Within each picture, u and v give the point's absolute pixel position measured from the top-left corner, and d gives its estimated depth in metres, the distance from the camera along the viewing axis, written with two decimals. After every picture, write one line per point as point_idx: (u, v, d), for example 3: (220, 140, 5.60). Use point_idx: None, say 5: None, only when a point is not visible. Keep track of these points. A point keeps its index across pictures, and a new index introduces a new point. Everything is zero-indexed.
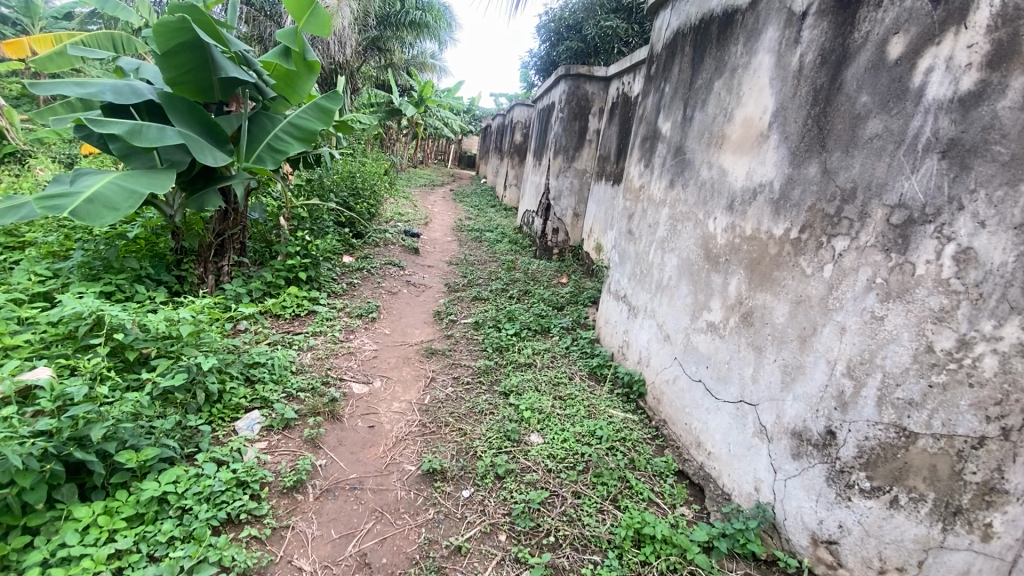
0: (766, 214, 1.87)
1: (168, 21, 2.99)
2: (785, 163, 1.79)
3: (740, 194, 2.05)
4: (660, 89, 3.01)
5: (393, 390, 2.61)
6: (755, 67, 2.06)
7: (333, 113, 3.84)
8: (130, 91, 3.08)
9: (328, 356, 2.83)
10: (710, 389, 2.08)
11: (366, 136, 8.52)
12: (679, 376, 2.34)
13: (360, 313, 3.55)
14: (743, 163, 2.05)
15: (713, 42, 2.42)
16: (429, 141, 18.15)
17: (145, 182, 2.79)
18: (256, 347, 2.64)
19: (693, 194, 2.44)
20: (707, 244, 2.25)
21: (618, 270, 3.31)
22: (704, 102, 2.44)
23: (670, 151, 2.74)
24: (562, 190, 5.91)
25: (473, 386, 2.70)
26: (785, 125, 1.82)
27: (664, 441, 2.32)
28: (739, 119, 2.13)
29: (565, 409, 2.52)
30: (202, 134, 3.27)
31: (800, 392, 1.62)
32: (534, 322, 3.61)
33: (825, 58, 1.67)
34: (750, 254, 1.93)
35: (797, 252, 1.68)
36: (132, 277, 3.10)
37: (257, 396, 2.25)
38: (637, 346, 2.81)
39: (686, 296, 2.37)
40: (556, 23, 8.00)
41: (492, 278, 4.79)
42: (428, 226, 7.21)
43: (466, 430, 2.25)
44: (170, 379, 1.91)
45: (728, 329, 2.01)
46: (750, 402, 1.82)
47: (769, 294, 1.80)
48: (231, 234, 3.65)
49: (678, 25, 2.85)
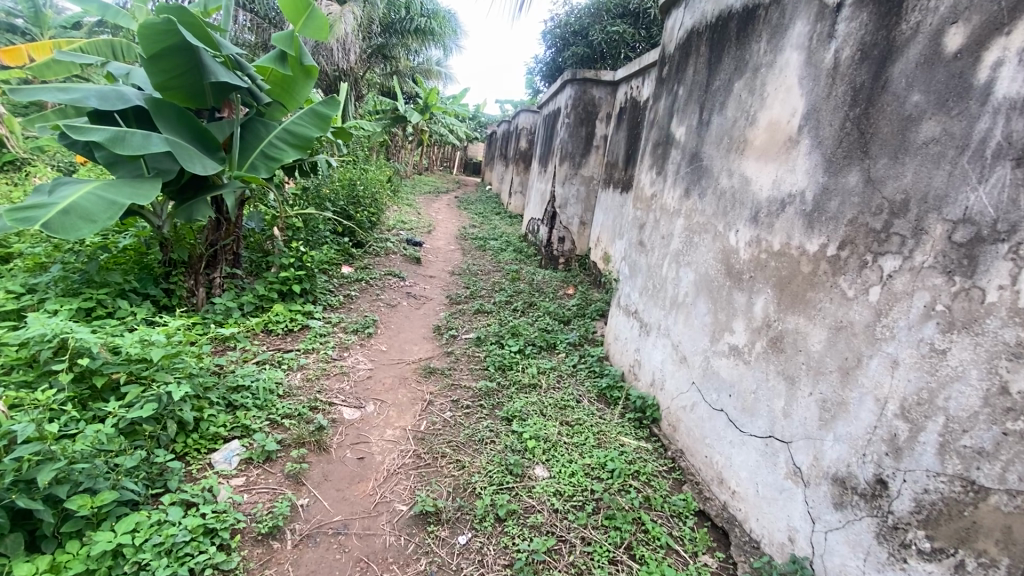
0: (797, 228, 1.68)
1: (154, 23, 2.83)
2: (820, 171, 1.60)
3: (765, 206, 1.86)
4: (672, 92, 2.84)
5: (387, 416, 2.42)
6: (781, 65, 1.87)
7: (330, 119, 3.69)
8: (115, 97, 2.93)
9: (319, 377, 2.64)
10: (734, 420, 1.89)
11: (369, 144, 8.40)
12: (698, 403, 2.15)
13: (355, 328, 3.37)
14: (768, 170, 1.86)
15: (732, 40, 2.23)
16: (434, 149, 18.06)
17: (127, 192, 2.64)
18: (242, 368, 2.48)
19: (711, 204, 2.24)
20: (729, 259, 2.06)
21: (628, 284, 3.12)
22: (722, 105, 2.26)
23: (685, 157, 2.55)
24: (568, 198, 5.73)
25: (472, 410, 2.50)
26: (818, 128, 1.63)
27: (681, 474, 2.13)
28: (763, 123, 1.94)
29: (572, 436, 2.32)
30: (192, 141, 3.13)
31: (842, 432, 1.42)
32: (539, 337, 3.42)
33: (866, 53, 1.48)
34: (779, 272, 1.74)
35: (837, 271, 1.49)
36: (115, 292, 2.94)
37: (238, 424, 2.07)
38: (650, 366, 2.62)
39: (705, 315, 2.18)
40: (562, 29, 7.86)
41: (496, 289, 4.61)
42: (431, 235, 7.05)
43: (465, 463, 2.06)
44: (138, 410, 1.75)
45: (754, 355, 1.82)
46: (782, 438, 1.63)
47: (803, 317, 1.60)
48: (223, 245, 3.49)
49: (691, 23, 2.68)
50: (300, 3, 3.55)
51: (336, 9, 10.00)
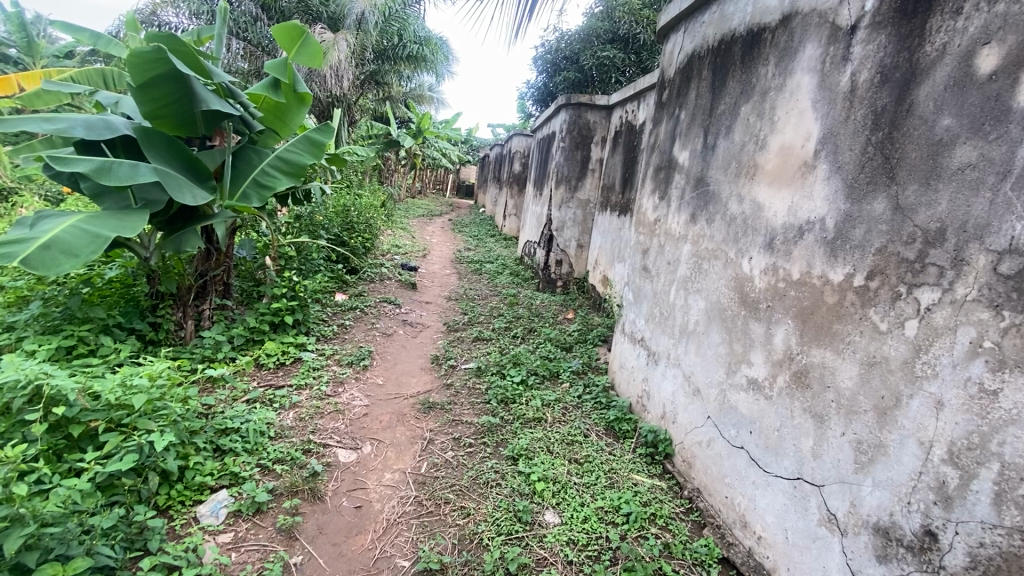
0: (818, 255, 1.60)
1: (143, 51, 2.75)
2: (841, 198, 1.54)
3: (781, 232, 1.78)
4: (674, 115, 2.79)
5: (385, 457, 2.29)
6: (792, 89, 1.82)
7: (325, 146, 3.63)
8: (103, 126, 2.84)
9: (313, 417, 2.50)
10: (757, 459, 1.78)
11: (362, 168, 8.36)
12: (715, 439, 2.04)
13: (350, 360, 3.25)
14: (783, 196, 1.80)
15: (737, 64, 2.19)
16: (427, 172, 18.14)
17: (112, 225, 2.53)
18: (231, 409, 2.35)
19: (721, 229, 2.17)
20: (742, 288, 1.98)
21: (632, 310, 3.02)
22: (729, 129, 2.20)
23: (690, 182, 2.49)
24: (565, 221, 5.66)
25: (475, 450, 2.37)
26: (837, 153, 1.57)
27: (700, 515, 2.01)
28: (774, 147, 1.88)
29: (582, 476, 2.20)
30: (183, 171, 3.04)
31: (882, 478, 1.32)
32: (542, 366, 3.30)
33: (886, 76, 1.43)
34: (800, 302, 1.66)
35: (866, 302, 1.41)
36: (98, 328, 2.81)
37: (226, 471, 1.94)
38: (660, 398, 2.51)
39: (719, 346, 2.08)
40: (553, 54, 7.91)
41: (494, 315, 4.51)
42: (426, 259, 6.96)
43: (470, 510, 1.93)
44: (118, 462, 1.61)
45: (776, 390, 1.72)
46: (813, 481, 1.52)
47: (830, 350, 1.51)
48: (214, 275, 3.38)
49: (692, 47, 2.65)
50: (294, 30, 3.51)
51: (329, 37, 10.07)
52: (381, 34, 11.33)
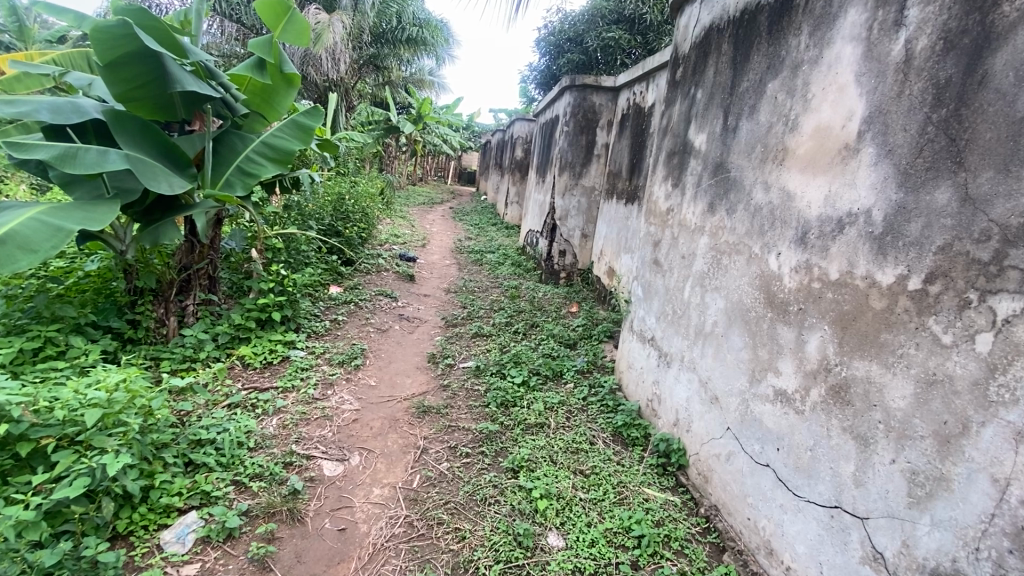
0: (862, 253, 1.40)
1: (108, 26, 2.53)
2: (892, 187, 1.33)
3: (816, 226, 1.57)
4: (689, 95, 2.56)
5: (375, 470, 2.11)
6: (831, 61, 1.59)
7: (313, 130, 3.42)
8: (71, 109, 2.62)
9: (297, 424, 2.32)
10: (786, 480, 1.59)
11: (359, 155, 8.10)
12: (736, 453, 1.85)
13: (341, 360, 3.06)
14: (818, 184, 1.58)
15: (763, 35, 1.96)
16: (427, 159, 17.86)
17: (78, 217, 2.35)
18: (208, 418, 2.17)
19: (743, 221, 1.96)
20: (769, 287, 1.77)
21: (642, 306, 2.81)
22: (753, 109, 1.98)
23: (707, 168, 2.27)
24: (569, 209, 5.44)
25: (473, 461, 2.19)
26: (886, 135, 1.36)
27: (718, 537, 1.84)
28: (808, 129, 1.66)
29: (588, 491, 2.03)
30: (160, 157, 2.83)
31: (943, 516, 1.13)
32: (544, 365, 3.11)
33: (952, 43, 1.21)
34: (839, 306, 1.46)
35: (924, 310, 1.21)
36: (69, 327, 2.62)
37: (197, 490, 1.77)
38: (673, 403, 2.32)
39: (741, 350, 1.88)
40: (556, 36, 7.61)
41: (495, 308, 4.30)
42: (425, 249, 6.75)
43: (465, 533, 1.76)
44: (65, 488, 1.44)
45: (809, 404, 1.53)
46: (855, 512, 1.34)
47: (876, 363, 1.32)
48: (198, 269, 3.20)
49: (710, 19, 2.41)
50: (279, 6, 3.30)
51: (325, 18, 9.74)
52: (379, 16, 10.98)
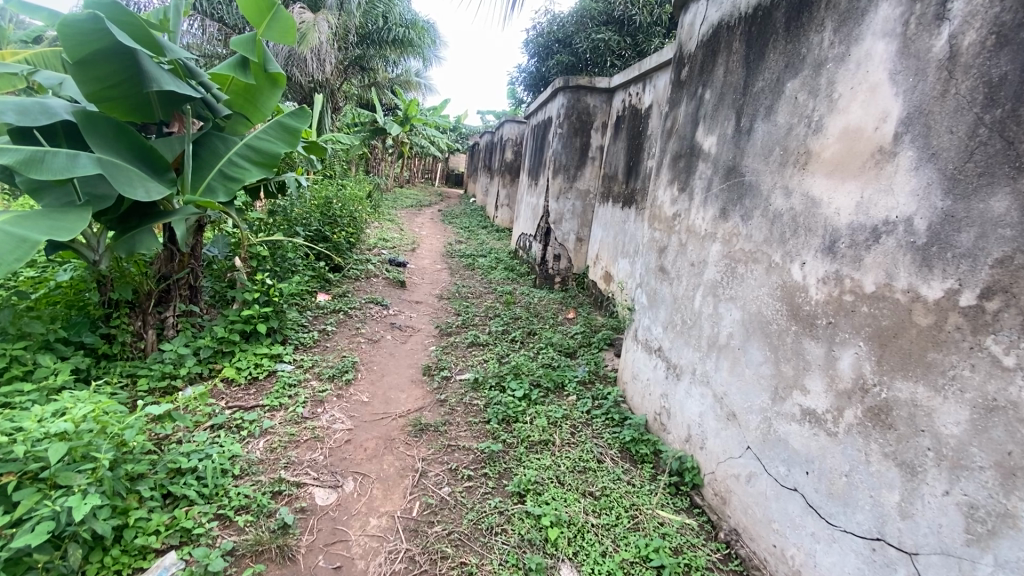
0: (903, 264, 1.29)
1: (78, 21, 2.35)
2: (937, 193, 1.23)
3: (846, 234, 1.47)
4: (697, 95, 2.46)
5: (370, 497, 1.97)
6: (860, 59, 1.49)
7: (299, 132, 3.26)
8: (38, 110, 2.44)
9: (286, 448, 2.17)
10: (817, 506, 1.49)
11: (346, 157, 7.91)
12: (758, 475, 1.74)
13: (331, 374, 2.90)
14: (848, 189, 1.48)
15: (780, 33, 1.86)
16: (414, 160, 17.68)
17: (44, 227, 2.16)
18: (188, 443, 2.00)
19: (761, 229, 1.85)
20: (793, 298, 1.66)
21: (647, 315, 2.70)
22: (770, 110, 1.87)
23: (718, 172, 2.17)
24: (563, 212, 5.31)
25: (476, 485, 2.06)
26: (929, 137, 1.26)
27: (740, 565, 1.73)
28: (835, 131, 1.56)
29: (600, 515, 1.91)
30: (137, 162, 2.65)
31: (1009, 558, 1.03)
32: (545, 376, 2.98)
33: (1006, 38, 1.11)
34: (876, 321, 1.36)
35: (979, 329, 1.12)
36: (37, 345, 2.43)
37: (176, 527, 1.61)
38: (684, 419, 2.21)
39: (761, 365, 1.77)
40: (545, 37, 7.52)
41: (490, 316, 4.17)
42: (415, 253, 6.59)
43: (472, 568, 1.63)
44: (25, 536, 1.27)
45: (843, 426, 1.42)
46: (901, 547, 1.24)
47: (923, 385, 1.22)
48: (179, 278, 3.03)
49: (719, 16, 2.31)
50: (262, 3, 3.12)
51: (309, 18, 9.51)
52: (365, 15, 10.79)
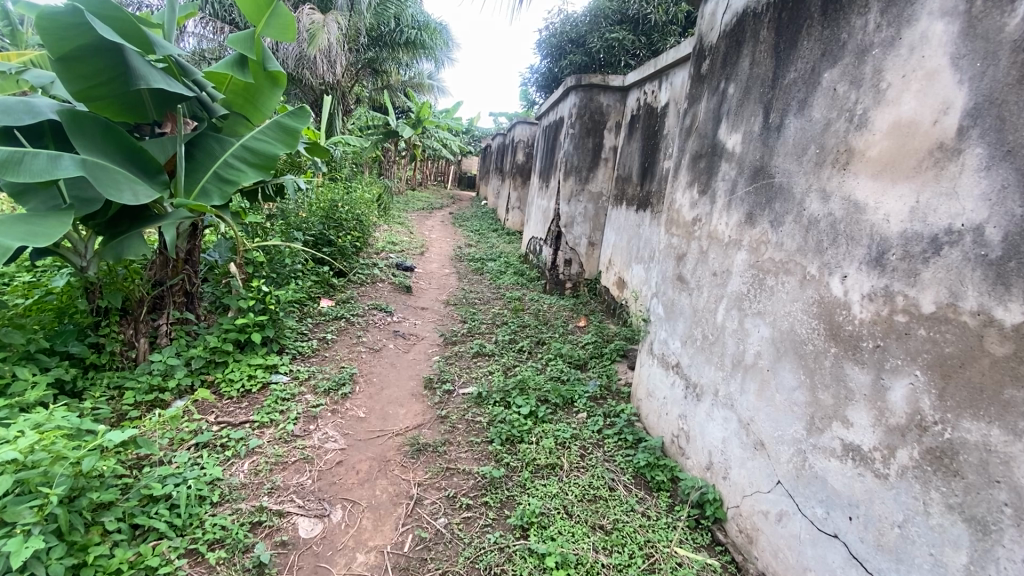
0: (971, 282, 1.09)
1: (60, 14, 2.23)
2: (1015, 198, 1.03)
3: (898, 245, 1.27)
4: (719, 89, 2.26)
5: (359, 528, 1.81)
6: (913, 43, 1.29)
7: (298, 132, 3.12)
8: (22, 109, 2.32)
9: (272, 471, 2.02)
10: (863, 559, 1.29)
11: (355, 160, 7.80)
12: (791, 514, 1.54)
13: (327, 388, 2.74)
14: (901, 192, 1.28)
15: (815, 18, 1.67)
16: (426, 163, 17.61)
17: (20, 232, 2.04)
18: (165, 466, 1.86)
19: (793, 236, 1.65)
20: (832, 316, 1.46)
21: (664, 327, 2.50)
22: (803, 104, 1.68)
23: (743, 173, 1.98)
24: (574, 216, 5.12)
25: (474, 515, 1.89)
26: (1004, 131, 1.06)
27: None
28: (883, 125, 1.36)
29: (612, 553, 1.72)
30: (127, 163, 2.53)
31: None
32: (554, 390, 2.79)
33: None
34: (935, 348, 1.16)
35: None
36: (18, 355, 2.31)
37: (140, 566, 1.46)
38: (704, 443, 2.01)
39: (795, 391, 1.57)
40: (558, 38, 7.36)
41: (497, 324, 3.99)
42: (423, 257, 6.44)
43: None
44: None
45: (895, 468, 1.22)
46: None
47: (998, 427, 1.03)
48: (172, 285, 2.92)
49: (744, 3, 2.12)
50: None
51: (320, 19, 9.45)
52: (376, 18, 10.74)
